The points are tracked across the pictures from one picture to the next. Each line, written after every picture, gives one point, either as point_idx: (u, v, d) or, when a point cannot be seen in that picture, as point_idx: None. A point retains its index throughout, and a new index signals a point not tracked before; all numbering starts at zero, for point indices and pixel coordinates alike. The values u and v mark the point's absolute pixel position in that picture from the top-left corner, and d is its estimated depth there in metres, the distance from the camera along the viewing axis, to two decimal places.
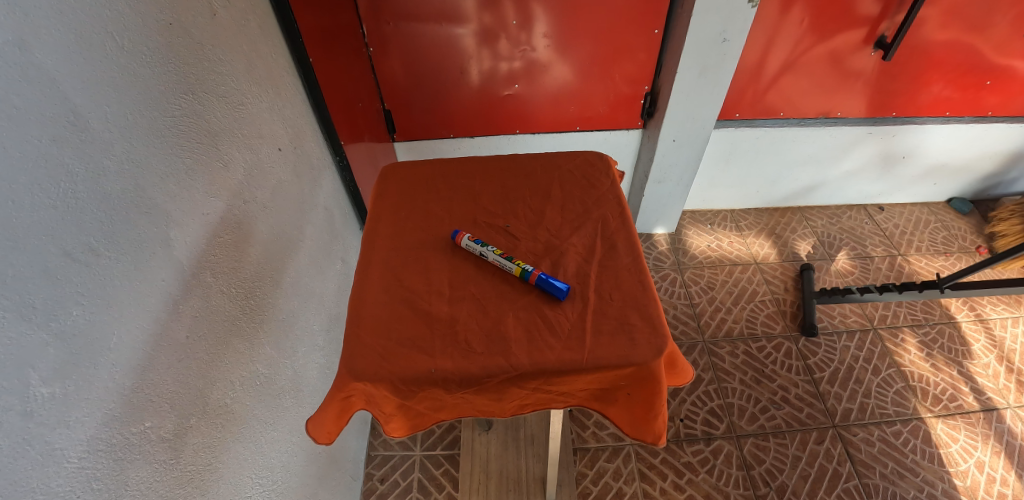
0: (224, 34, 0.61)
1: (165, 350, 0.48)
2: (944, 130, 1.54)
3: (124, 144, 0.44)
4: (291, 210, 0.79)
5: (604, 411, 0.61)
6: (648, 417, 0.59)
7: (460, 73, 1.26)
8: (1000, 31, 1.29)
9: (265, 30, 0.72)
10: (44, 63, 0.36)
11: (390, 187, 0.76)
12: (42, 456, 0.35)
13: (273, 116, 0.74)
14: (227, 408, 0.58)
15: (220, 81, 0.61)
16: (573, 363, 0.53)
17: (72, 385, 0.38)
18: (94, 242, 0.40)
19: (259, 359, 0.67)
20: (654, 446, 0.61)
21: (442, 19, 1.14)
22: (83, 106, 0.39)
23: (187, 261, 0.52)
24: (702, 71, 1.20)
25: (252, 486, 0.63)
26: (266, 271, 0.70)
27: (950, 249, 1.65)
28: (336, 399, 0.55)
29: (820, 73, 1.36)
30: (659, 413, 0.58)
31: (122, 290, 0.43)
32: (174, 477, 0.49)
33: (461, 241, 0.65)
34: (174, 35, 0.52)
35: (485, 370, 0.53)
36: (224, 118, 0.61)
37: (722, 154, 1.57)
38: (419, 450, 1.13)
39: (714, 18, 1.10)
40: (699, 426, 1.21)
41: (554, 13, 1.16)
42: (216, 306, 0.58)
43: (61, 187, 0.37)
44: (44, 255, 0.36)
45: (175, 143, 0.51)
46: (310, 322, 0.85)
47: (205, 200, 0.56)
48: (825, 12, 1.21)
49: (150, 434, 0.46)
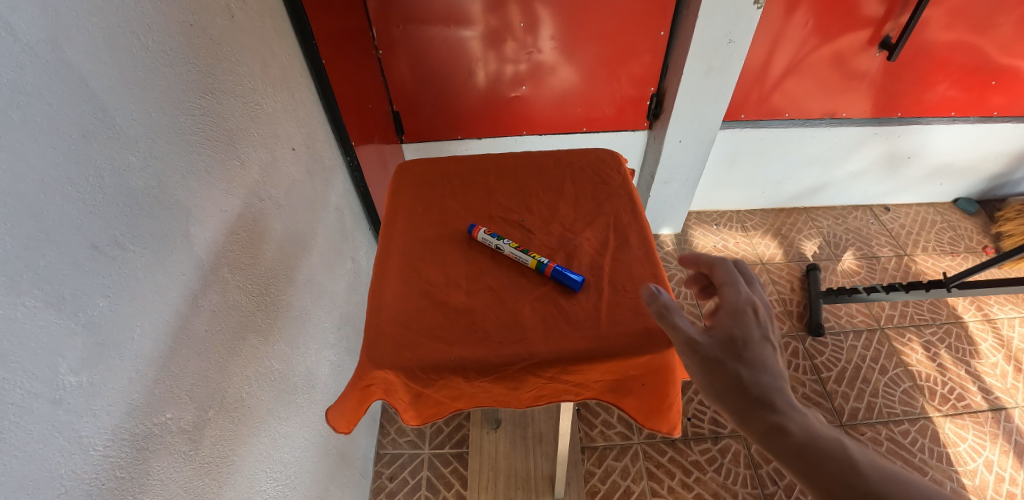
0: (241, 35, 0.63)
1: (185, 344, 0.49)
2: (950, 130, 1.54)
3: (149, 141, 0.45)
4: (304, 209, 0.80)
5: (618, 400, 0.61)
6: (661, 406, 0.59)
7: (468, 75, 1.27)
8: (1004, 31, 1.29)
9: (280, 32, 0.74)
10: (75, 61, 0.37)
11: (405, 183, 0.77)
12: (70, 443, 0.36)
13: (288, 117, 0.75)
14: (243, 403, 0.59)
15: (238, 82, 0.62)
16: (589, 352, 0.54)
17: (98, 374, 0.39)
18: (121, 237, 0.41)
19: (273, 355, 0.68)
20: (666, 435, 0.63)
21: (450, 22, 1.15)
22: (110, 103, 0.41)
23: (206, 255, 0.54)
24: (707, 72, 1.21)
25: (266, 481, 0.64)
26: (279, 268, 0.70)
27: (956, 249, 1.65)
28: (357, 388, 0.56)
29: (825, 74, 1.36)
30: (671, 403, 0.59)
31: (146, 284, 0.44)
32: (193, 468, 0.49)
33: (477, 235, 0.66)
34: (195, 36, 0.53)
35: (504, 358, 0.54)
36: (241, 117, 0.62)
37: (728, 155, 1.57)
38: (427, 449, 1.13)
39: (719, 19, 1.11)
40: (706, 425, 1.20)
41: (560, 16, 1.17)
42: (233, 301, 0.58)
43: (90, 181, 0.38)
44: (74, 247, 0.37)
45: (195, 141, 0.52)
46: (322, 320, 0.86)
47: (222, 197, 0.57)
48: (829, 13, 1.22)
49: (172, 425, 0.47)
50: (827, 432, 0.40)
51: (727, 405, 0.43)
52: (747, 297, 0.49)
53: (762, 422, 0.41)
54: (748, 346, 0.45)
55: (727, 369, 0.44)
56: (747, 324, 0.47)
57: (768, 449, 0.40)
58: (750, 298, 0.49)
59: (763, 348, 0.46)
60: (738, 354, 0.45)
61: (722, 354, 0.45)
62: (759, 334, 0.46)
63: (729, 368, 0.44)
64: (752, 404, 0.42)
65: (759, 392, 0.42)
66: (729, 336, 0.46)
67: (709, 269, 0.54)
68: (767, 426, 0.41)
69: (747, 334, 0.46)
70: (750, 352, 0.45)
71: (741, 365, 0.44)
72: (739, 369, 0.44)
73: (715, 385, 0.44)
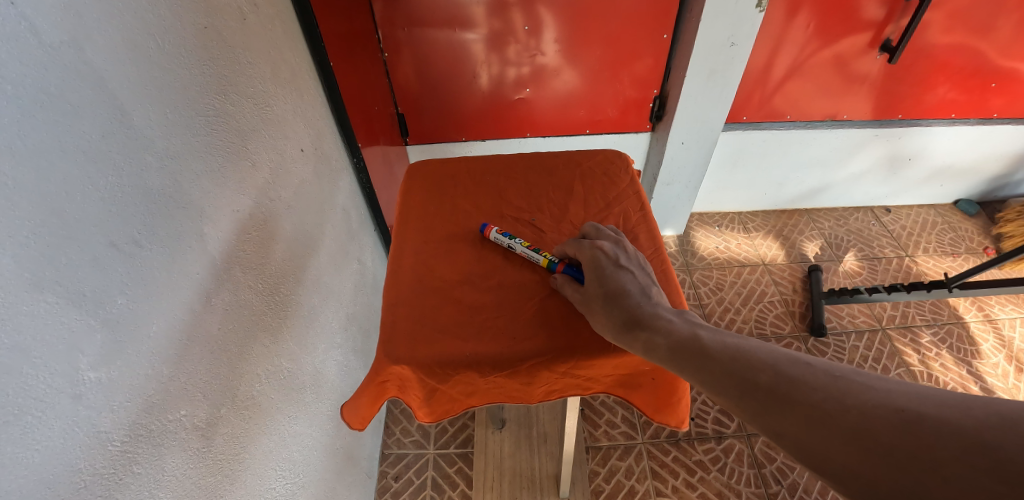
0: (252, 37, 0.63)
1: (198, 342, 0.50)
2: (950, 132, 1.55)
3: (165, 141, 0.46)
4: (312, 210, 0.81)
5: (628, 395, 0.62)
6: (670, 401, 0.60)
7: (472, 77, 1.28)
8: (1004, 34, 1.30)
9: (290, 35, 0.74)
10: (95, 62, 0.38)
11: (416, 183, 0.78)
12: (90, 439, 0.36)
13: (297, 119, 0.76)
14: (253, 401, 0.60)
15: (249, 83, 0.63)
16: (601, 346, 0.55)
17: (117, 370, 0.39)
18: (138, 235, 0.42)
19: (283, 354, 0.68)
20: (675, 429, 0.63)
21: (454, 25, 1.16)
22: (128, 104, 0.41)
23: (219, 254, 0.54)
24: (709, 74, 1.22)
25: (275, 479, 0.64)
26: (289, 268, 0.71)
27: (957, 250, 1.65)
28: (373, 384, 0.56)
29: (826, 77, 1.37)
30: (681, 397, 0.60)
31: (161, 282, 0.45)
32: (206, 465, 0.50)
33: (490, 234, 0.67)
34: (208, 38, 0.54)
35: (518, 353, 0.54)
36: (252, 118, 0.63)
37: (729, 157, 1.58)
38: (432, 449, 1.14)
39: (722, 22, 1.12)
40: (710, 424, 1.21)
41: (563, 18, 1.18)
42: (244, 300, 0.59)
43: (108, 180, 0.39)
44: (93, 245, 0.37)
45: (208, 141, 0.53)
46: (329, 320, 0.86)
47: (233, 197, 0.58)
48: (830, 16, 1.23)
49: (186, 422, 0.47)
50: (687, 328, 0.46)
51: (609, 337, 0.51)
52: (589, 243, 0.59)
53: (639, 342, 0.47)
54: (606, 279, 0.54)
55: (600, 306, 0.53)
56: (598, 262, 0.56)
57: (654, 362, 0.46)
58: (595, 243, 0.58)
59: (617, 274, 0.54)
60: (600, 289, 0.54)
61: (591, 296, 0.54)
62: (609, 265, 0.56)
63: (600, 304, 0.53)
64: (627, 329, 0.49)
65: (630, 314, 0.50)
66: (589, 279, 0.55)
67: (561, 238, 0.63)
68: (644, 345, 0.47)
69: (600, 268, 0.55)
70: (606, 281, 0.54)
71: (605, 297, 0.53)
72: (607, 302, 0.52)
73: (597, 323, 0.52)
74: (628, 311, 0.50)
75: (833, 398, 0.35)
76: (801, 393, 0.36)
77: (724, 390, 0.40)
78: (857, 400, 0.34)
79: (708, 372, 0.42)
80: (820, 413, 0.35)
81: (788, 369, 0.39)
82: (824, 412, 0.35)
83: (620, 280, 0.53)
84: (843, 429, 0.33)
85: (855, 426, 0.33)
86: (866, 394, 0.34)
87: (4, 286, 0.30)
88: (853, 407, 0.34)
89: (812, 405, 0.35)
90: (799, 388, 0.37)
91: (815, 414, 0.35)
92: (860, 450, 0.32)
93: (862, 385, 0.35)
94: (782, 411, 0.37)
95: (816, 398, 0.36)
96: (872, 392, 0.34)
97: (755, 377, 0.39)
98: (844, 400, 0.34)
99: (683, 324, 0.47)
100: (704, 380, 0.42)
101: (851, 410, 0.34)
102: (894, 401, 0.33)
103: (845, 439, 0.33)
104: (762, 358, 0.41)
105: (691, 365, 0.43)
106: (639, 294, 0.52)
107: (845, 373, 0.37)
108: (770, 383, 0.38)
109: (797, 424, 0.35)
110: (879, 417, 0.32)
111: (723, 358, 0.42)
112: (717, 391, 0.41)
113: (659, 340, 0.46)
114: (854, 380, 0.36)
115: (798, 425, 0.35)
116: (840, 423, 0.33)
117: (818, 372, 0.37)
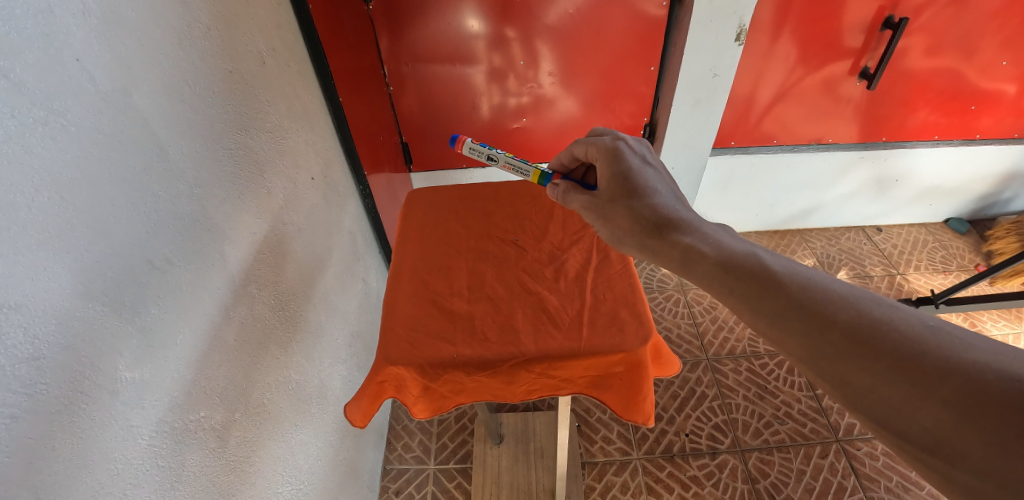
0: (270, 78, 0.71)
1: (217, 351, 0.55)
2: (935, 153, 1.60)
3: (195, 172, 0.53)
4: (321, 232, 0.87)
5: (601, 395, 0.65)
6: (638, 401, 0.64)
7: (473, 108, 1.36)
8: (981, 59, 1.36)
9: (303, 75, 0.82)
10: (140, 105, 0.45)
11: (416, 207, 0.84)
12: (123, 431, 0.41)
13: (308, 149, 0.83)
14: (264, 408, 0.65)
15: (267, 119, 0.70)
16: (573, 349, 0.59)
17: (148, 371, 0.44)
18: (169, 253, 0.48)
19: (292, 367, 0.73)
20: (643, 426, 0.67)
21: (455, 60, 1.25)
22: (165, 140, 0.48)
23: (237, 272, 0.60)
24: (695, 103, 1.32)
25: (281, 483, 0.68)
26: (299, 286, 0.77)
27: (948, 267, 1.69)
28: (372, 384, 0.62)
29: (811, 102, 1.44)
30: (647, 397, 0.64)
31: (187, 294, 0.50)
32: (220, 465, 0.54)
33: (466, 142, 0.77)
34: (232, 79, 0.61)
35: (498, 355, 0.59)
36: (269, 150, 0.70)
37: (721, 180, 1.64)
38: (432, 464, 1.17)
39: (703, 55, 1.22)
40: (704, 440, 1.22)
41: (557, 53, 1.26)
42: (259, 316, 0.65)
43: (147, 204, 0.45)
44: (133, 262, 0.43)
45: (229, 172, 0.60)
46: (334, 336, 0.91)
47: (251, 221, 0.64)
48: (810, 46, 1.30)
49: (203, 423, 0.52)
50: (741, 246, 0.44)
51: (637, 243, 0.52)
52: (612, 142, 0.62)
53: (679, 251, 0.47)
54: (630, 179, 0.57)
55: (626, 208, 0.54)
56: (622, 161, 0.59)
57: (694, 277, 0.45)
58: (615, 143, 0.62)
59: (643, 173, 0.58)
60: (624, 189, 0.57)
61: (615, 197, 0.57)
62: (634, 165, 0.59)
63: (626, 205, 0.55)
64: (659, 234, 0.50)
65: (661, 220, 0.51)
66: (613, 180, 0.58)
67: (568, 148, 0.69)
68: (683, 254, 0.46)
69: (624, 167, 0.58)
70: (631, 179, 0.57)
71: (630, 195, 0.56)
72: (634, 204, 0.54)
73: (621, 227, 0.54)
74: (658, 216, 0.51)
75: (930, 353, 0.31)
76: (887, 341, 0.32)
77: (786, 317, 0.37)
78: (959, 359, 0.30)
79: (767, 298, 0.39)
80: (910, 366, 0.31)
81: (872, 310, 0.35)
82: (918, 365, 0.31)
83: (645, 178, 0.57)
84: (939, 389, 0.29)
85: (956, 389, 0.29)
86: (973, 355, 0.30)
87: (58, 296, 0.36)
88: (956, 367, 0.30)
89: (900, 354, 0.31)
90: (885, 334, 0.33)
91: (902, 365, 0.31)
92: (958, 417, 0.28)
93: (964, 343, 0.31)
94: (860, 355, 0.33)
95: (906, 348, 0.32)
96: (978, 353, 0.30)
97: (831, 314, 0.35)
98: (946, 357, 0.30)
99: (738, 245, 0.45)
100: (763, 307, 0.39)
101: (954, 370, 0.30)
102: (1005, 367, 0.28)
103: (940, 401, 0.29)
104: (836, 294, 0.37)
105: (740, 283, 0.41)
106: (666, 197, 0.54)
107: (940, 323, 0.33)
108: (847, 322, 0.35)
109: (875, 374, 0.32)
110: (990, 384, 0.28)
111: (787, 284, 0.39)
112: (775, 321, 0.38)
113: (704, 252, 0.45)
114: (953, 335, 0.32)
115: (875, 374, 0.32)
116: (936, 380, 0.30)
117: (906, 318, 0.33)
